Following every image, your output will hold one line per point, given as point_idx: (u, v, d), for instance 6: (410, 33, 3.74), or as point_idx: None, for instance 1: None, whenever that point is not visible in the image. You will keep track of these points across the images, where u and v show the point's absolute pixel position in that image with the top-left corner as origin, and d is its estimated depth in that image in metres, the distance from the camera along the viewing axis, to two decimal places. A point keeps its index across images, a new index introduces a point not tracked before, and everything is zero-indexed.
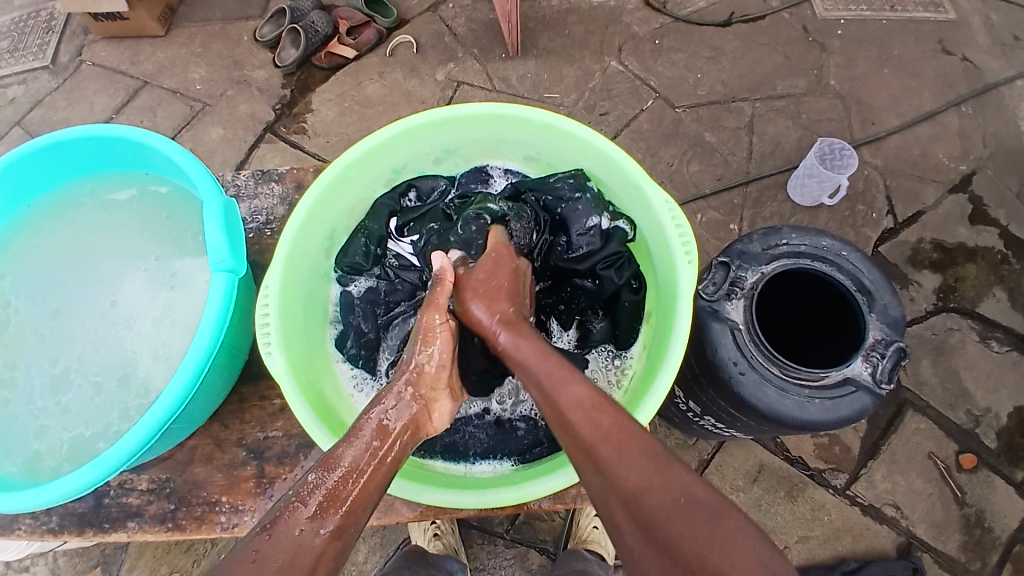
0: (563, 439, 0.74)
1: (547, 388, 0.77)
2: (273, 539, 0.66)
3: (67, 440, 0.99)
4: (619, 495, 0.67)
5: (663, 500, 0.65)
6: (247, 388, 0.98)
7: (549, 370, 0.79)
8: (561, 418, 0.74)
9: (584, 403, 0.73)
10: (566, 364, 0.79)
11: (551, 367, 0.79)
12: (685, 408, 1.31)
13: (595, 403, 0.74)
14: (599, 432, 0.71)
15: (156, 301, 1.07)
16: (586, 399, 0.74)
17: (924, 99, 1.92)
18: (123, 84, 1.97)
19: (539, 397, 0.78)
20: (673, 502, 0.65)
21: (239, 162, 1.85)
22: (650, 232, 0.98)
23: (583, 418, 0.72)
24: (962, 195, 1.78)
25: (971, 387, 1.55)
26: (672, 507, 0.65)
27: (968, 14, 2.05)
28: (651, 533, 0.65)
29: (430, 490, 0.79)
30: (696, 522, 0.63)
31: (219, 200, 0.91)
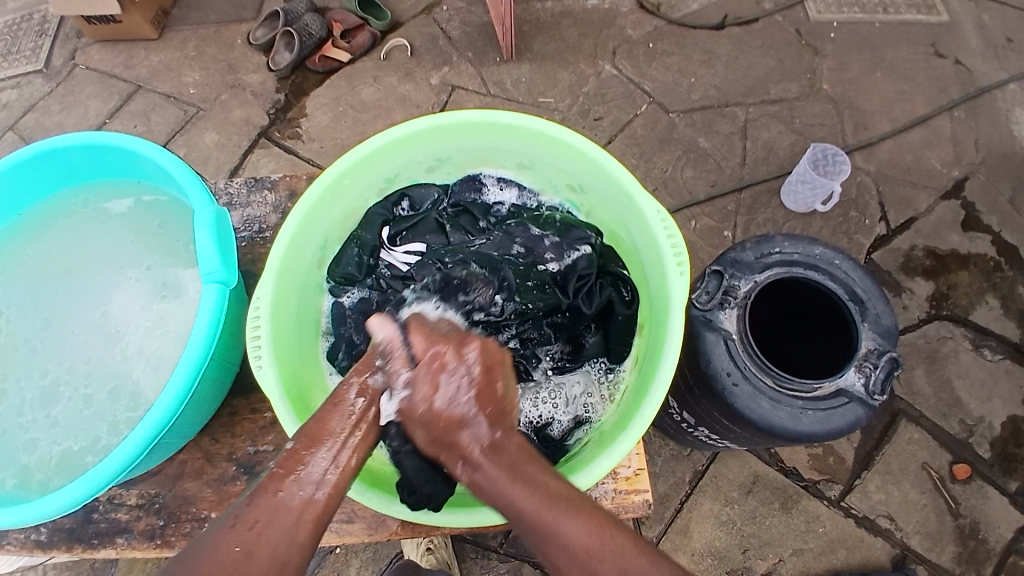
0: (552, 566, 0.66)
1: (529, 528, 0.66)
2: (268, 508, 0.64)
3: (57, 453, 0.98)
4: None
5: None
6: (237, 402, 0.97)
7: (530, 506, 0.67)
8: (549, 556, 0.66)
9: (579, 551, 0.64)
10: (547, 497, 0.67)
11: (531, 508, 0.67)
12: (679, 417, 1.31)
13: (585, 542, 0.65)
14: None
15: (147, 312, 1.06)
16: (580, 543, 0.65)
17: (917, 104, 1.93)
18: (115, 88, 1.95)
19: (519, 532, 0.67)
20: None
21: (232, 168, 1.84)
22: (642, 243, 0.97)
23: (572, 559, 0.64)
24: (956, 202, 1.79)
25: (965, 395, 1.56)
26: None
27: (962, 17, 2.05)
28: None
29: (429, 511, 0.78)
30: None
31: (208, 211, 0.90)
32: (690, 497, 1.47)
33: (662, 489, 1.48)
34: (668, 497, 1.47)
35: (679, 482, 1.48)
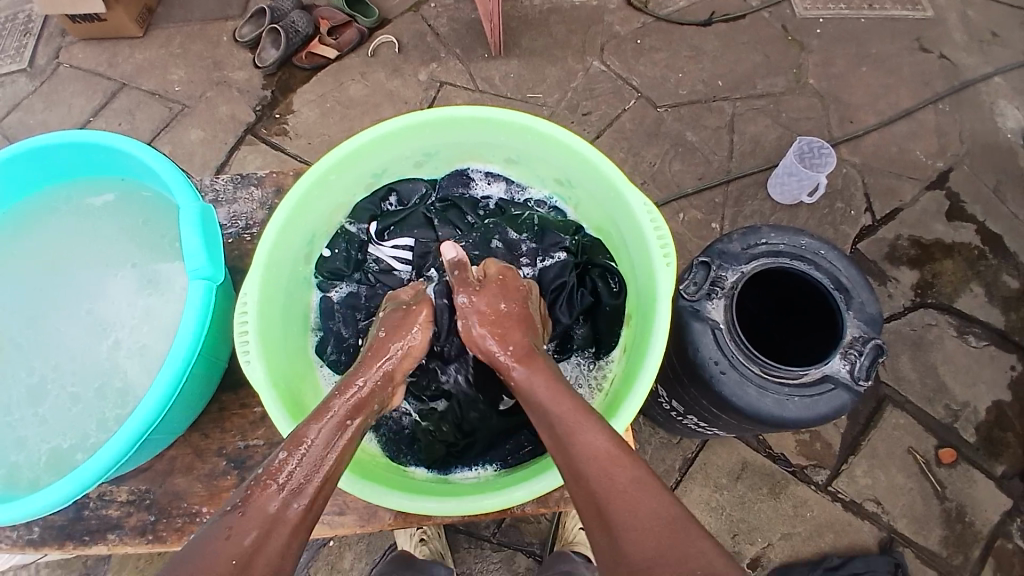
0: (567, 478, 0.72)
1: (560, 429, 0.75)
2: (248, 515, 0.67)
3: (45, 451, 0.98)
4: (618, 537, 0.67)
5: (658, 544, 0.65)
6: (227, 397, 0.97)
7: (564, 412, 0.76)
8: (570, 462, 0.72)
9: (599, 456, 0.71)
10: (582, 408, 0.77)
11: (562, 400, 0.78)
12: (668, 406, 1.32)
13: (609, 456, 0.71)
14: (612, 489, 0.69)
15: (134, 308, 1.05)
16: (602, 451, 0.71)
17: (901, 97, 1.95)
18: (100, 86, 1.94)
19: (549, 439, 0.76)
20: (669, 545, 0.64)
21: (220, 165, 1.83)
22: (630, 236, 0.98)
23: (592, 466, 0.70)
24: (940, 192, 1.81)
25: (950, 381, 1.58)
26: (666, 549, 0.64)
27: (945, 11, 2.08)
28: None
29: (428, 500, 0.78)
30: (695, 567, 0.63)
31: (195, 207, 0.90)
32: (680, 485, 1.48)
33: None
34: None
35: (670, 470, 1.49)
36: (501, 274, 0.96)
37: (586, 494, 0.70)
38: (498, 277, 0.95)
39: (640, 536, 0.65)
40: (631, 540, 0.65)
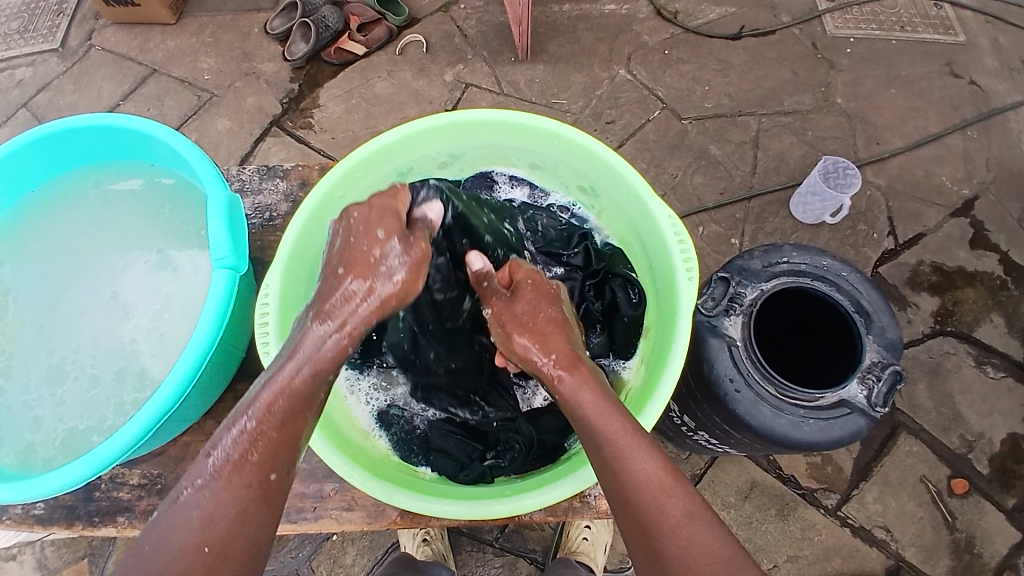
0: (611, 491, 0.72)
1: (609, 451, 0.72)
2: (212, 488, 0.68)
3: (61, 431, 0.98)
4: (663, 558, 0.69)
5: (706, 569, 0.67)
6: (242, 386, 0.97)
7: (615, 434, 0.72)
8: (617, 480, 0.71)
9: (650, 483, 0.70)
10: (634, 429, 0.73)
11: (610, 418, 0.73)
12: (679, 421, 1.31)
13: (661, 482, 0.71)
14: (663, 520, 0.69)
15: (155, 295, 1.06)
16: (653, 478, 0.71)
17: (930, 120, 1.93)
18: (131, 71, 1.96)
19: (592, 449, 0.74)
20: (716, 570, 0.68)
21: (244, 155, 1.85)
22: (653, 248, 0.97)
23: (643, 490, 0.70)
24: (964, 219, 1.78)
25: (966, 411, 1.56)
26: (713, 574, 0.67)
27: (978, 36, 2.05)
28: None
29: (440, 503, 0.77)
30: None
31: (222, 196, 0.90)
32: None
33: None
34: None
35: None
36: (531, 276, 0.87)
37: (634, 519, 0.71)
38: (529, 281, 0.86)
39: (690, 568, 0.68)
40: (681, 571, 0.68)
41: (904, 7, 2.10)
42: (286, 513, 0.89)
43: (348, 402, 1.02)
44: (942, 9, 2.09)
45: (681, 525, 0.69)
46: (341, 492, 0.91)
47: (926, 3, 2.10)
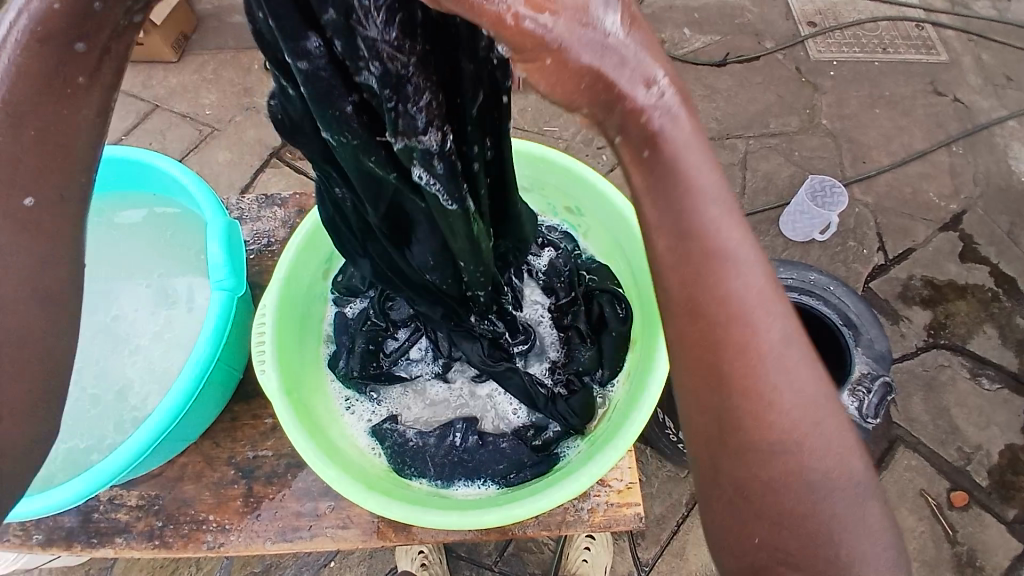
0: (686, 297, 0.52)
1: (694, 245, 0.52)
2: None
3: (61, 451, 0.99)
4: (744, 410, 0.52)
5: (799, 437, 0.52)
6: (239, 407, 0.99)
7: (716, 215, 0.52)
8: (693, 294, 0.52)
9: (750, 295, 0.52)
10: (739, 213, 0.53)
11: (710, 200, 0.52)
12: (676, 438, 1.31)
13: (760, 298, 0.52)
14: (753, 350, 0.52)
15: (156, 317, 1.09)
16: (752, 292, 0.52)
17: (916, 137, 1.97)
18: (133, 107, 2.02)
19: (667, 246, 0.52)
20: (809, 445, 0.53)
21: (244, 186, 1.89)
22: (636, 264, 1.00)
23: (736, 304, 0.52)
24: (953, 233, 1.81)
25: (963, 423, 1.56)
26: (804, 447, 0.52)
27: (960, 55, 2.13)
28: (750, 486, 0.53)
29: (429, 512, 0.78)
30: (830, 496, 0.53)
31: (221, 221, 0.94)
32: (687, 520, 1.45)
33: (658, 511, 1.46)
34: (665, 521, 1.46)
35: (676, 504, 1.47)
36: None
37: (707, 346, 0.52)
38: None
39: (774, 418, 0.52)
40: (754, 407, 0.52)
41: (886, 29, 2.18)
42: (283, 532, 0.90)
43: (343, 419, 1.00)
44: (925, 29, 2.18)
45: (777, 356, 0.52)
46: (337, 510, 0.92)
47: (908, 24, 2.19)
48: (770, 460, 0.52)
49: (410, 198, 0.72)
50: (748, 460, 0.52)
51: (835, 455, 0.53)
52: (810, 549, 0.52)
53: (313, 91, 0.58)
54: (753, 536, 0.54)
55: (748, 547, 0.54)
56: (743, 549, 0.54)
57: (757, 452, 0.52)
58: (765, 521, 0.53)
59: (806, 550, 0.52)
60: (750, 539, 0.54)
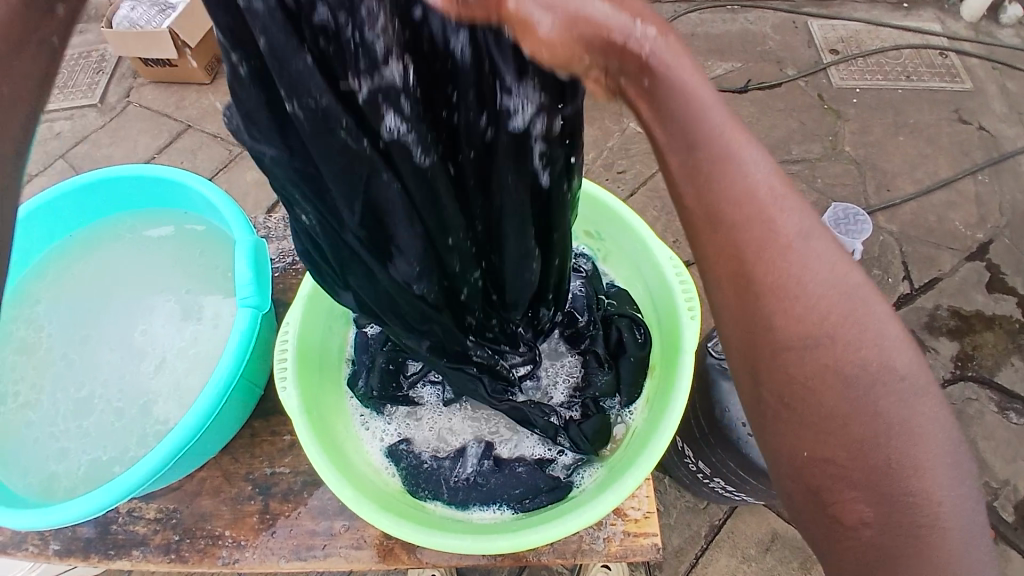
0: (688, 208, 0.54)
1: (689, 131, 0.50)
2: None
3: (84, 462, 1.00)
4: (767, 334, 0.54)
5: (831, 341, 0.53)
6: (259, 423, 1.00)
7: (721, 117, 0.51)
8: (710, 206, 0.52)
9: (758, 193, 0.52)
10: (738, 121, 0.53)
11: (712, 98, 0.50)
12: (694, 467, 1.29)
13: (772, 193, 0.53)
14: (769, 245, 0.52)
15: (182, 333, 1.10)
16: (761, 189, 0.52)
17: (941, 166, 1.95)
18: (167, 127, 2.11)
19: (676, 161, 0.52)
20: (841, 352, 0.54)
21: (271, 205, 1.94)
22: (655, 289, 1.00)
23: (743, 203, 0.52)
24: (980, 263, 1.78)
25: (990, 457, 1.52)
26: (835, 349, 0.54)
27: (985, 83, 2.12)
28: (793, 398, 0.55)
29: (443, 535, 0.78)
30: (869, 398, 0.53)
31: (249, 240, 0.96)
32: (705, 553, 1.42)
33: (676, 542, 1.44)
34: (683, 553, 1.43)
35: (695, 536, 1.44)
36: None
37: (728, 256, 0.53)
38: None
39: (796, 307, 0.53)
40: (780, 314, 0.53)
41: (910, 57, 2.18)
42: (297, 550, 0.90)
43: (360, 437, 1.00)
44: (949, 57, 2.18)
45: (796, 255, 0.53)
46: (351, 530, 0.92)
47: (932, 52, 2.19)
48: (802, 360, 0.53)
49: (381, 182, 0.63)
50: (780, 365, 0.54)
51: (872, 347, 0.54)
52: (861, 453, 0.53)
53: (267, 40, 0.50)
54: (802, 451, 0.55)
55: (802, 465, 0.56)
56: (797, 465, 0.56)
57: (791, 353, 0.53)
58: (811, 429, 0.54)
59: (856, 457, 0.53)
60: (801, 454, 0.55)
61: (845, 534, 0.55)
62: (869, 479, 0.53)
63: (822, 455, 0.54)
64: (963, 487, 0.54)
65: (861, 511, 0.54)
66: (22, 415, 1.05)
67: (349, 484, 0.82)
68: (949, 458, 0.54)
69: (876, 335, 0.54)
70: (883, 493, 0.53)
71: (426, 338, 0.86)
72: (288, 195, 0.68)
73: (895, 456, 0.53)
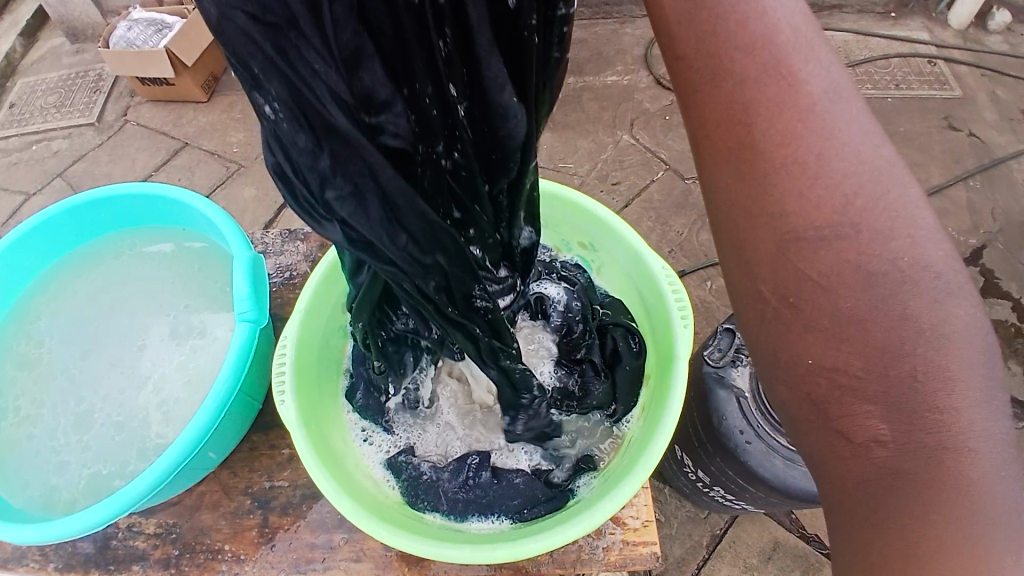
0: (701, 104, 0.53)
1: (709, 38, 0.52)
2: None
3: (84, 476, 1.00)
4: (776, 214, 0.51)
5: (850, 229, 0.50)
6: (258, 437, 1.00)
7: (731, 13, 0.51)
8: (712, 82, 0.52)
9: (785, 71, 0.51)
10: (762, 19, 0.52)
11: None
12: (694, 476, 1.29)
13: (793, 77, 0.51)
14: (776, 121, 0.51)
15: (181, 347, 1.11)
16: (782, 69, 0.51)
17: (932, 173, 1.97)
18: (165, 144, 2.13)
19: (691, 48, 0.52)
20: (863, 246, 0.50)
21: (269, 221, 1.95)
22: (648, 297, 1.01)
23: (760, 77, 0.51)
24: (973, 268, 1.80)
25: None
26: (859, 245, 0.50)
27: (974, 91, 2.14)
28: (801, 291, 0.51)
29: (443, 546, 0.78)
30: (895, 297, 0.49)
31: (247, 255, 0.97)
32: (707, 563, 1.42)
33: (678, 552, 1.44)
34: (685, 563, 1.42)
35: (696, 546, 1.44)
36: None
37: (728, 139, 0.52)
38: None
39: (810, 194, 0.50)
40: (786, 188, 0.51)
41: (899, 66, 2.21)
42: (297, 564, 0.90)
43: (359, 450, 1.01)
44: (938, 65, 2.21)
45: (820, 122, 0.51)
46: (351, 542, 0.92)
47: (921, 61, 2.22)
48: (819, 251, 0.50)
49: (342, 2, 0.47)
50: (789, 254, 0.51)
51: (903, 239, 0.50)
52: (880, 360, 0.48)
53: None
54: (808, 359, 0.51)
55: (804, 374, 0.51)
56: (798, 374, 0.52)
57: (805, 243, 0.50)
58: (818, 331, 0.50)
59: (872, 367, 0.48)
60: (804, 360, 0.51)
61: (852, 452, 0.49)
62: (887, 389, 0.48)
63: (834, 358, 0.50)
64: (1002, 418, 0.47)
65: (875, 424, 0.48)
66: (23, 430, 1.05)
67: (347, 496, 0.82)
68: (985, 370, 0.48)
69: (910, 224, 0.50)
70: (904, 404, 0.47)
71: (431, 277, 0.66)
72: (237, 73, 0.49)
73: (926, 363, 0.47)
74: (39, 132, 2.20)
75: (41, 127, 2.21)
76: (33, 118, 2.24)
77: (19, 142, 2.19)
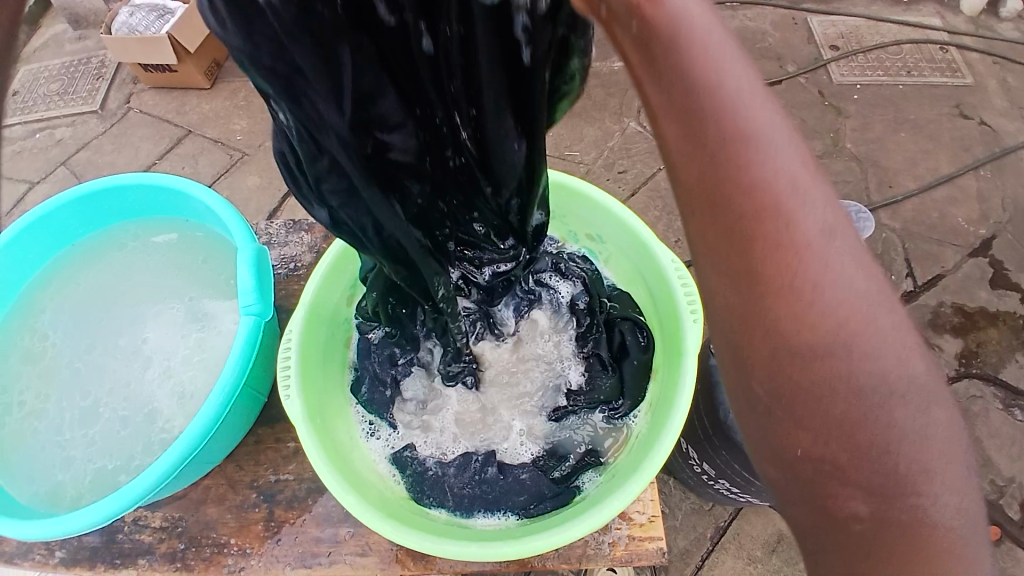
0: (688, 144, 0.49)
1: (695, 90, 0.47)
2: None
3: (90, 471, 1.00)
4: (772, 313, 0.49)
5: (845, 331, 0.48)
6: (263, 430, 1.00)
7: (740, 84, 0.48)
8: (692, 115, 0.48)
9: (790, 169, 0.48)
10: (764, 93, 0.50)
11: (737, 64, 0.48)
12: (699, 469, 1.28)
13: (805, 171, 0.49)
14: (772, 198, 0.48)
15: (185, 340, 1.11)
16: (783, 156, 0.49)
17: (942, 162, 1.95)
18: (168, 132, 2.12)
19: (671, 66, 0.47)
20: (857, 348, 0.49)
21: (272, 210, 1.94)
22: (656, 290, 1.00)
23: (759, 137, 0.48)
24: (982, 259, 1.78)
25: (996, 455, 1.51)
26: (851, 349, 0.49)
27: (985, 78, 2.11)
28: (791, 384, 0.50)
29: (449, 543, 0.78)
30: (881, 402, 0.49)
31: (251, 248, 0.96)
32: (711, 555, 1.42)
33: (682, 544, 1.44)
34: (689, 555, 1.43)
35: (700, 538, 1.44)
36: None
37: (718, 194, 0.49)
38: None
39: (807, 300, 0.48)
40: (786, 288, 0.48)
41: (910, 52, 2.17)
42: (302, 558, 0.91)
43: (364, 443, 1.01)
44: (950, 52, 2.17)
45: (820, 250, 0.48)
46: (356, 537, 0.92)
47: (932, 48, 2.18)
48: (814, 363, 0.49)
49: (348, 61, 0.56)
50: (784, 358, 0.49)
51: (891, 357, 0.49)
52: (862, 458, 0.49)
53: None
54: (798, 448, 0.51)
55: (793, 461, 0.51)
56: (787, 460, 0.52)
57: (798, 356, 0.49)
58: (808, 430, 0.50)
59: (855, 460, 0.49)
60: (792, 451, 0.51)
61: (832, 529, 0.51)
62: (870, 483, 0.49)
63: (823, 452, 0.50)
64: (965, 503, 0.50)
65: (854, 508, 0.50)
66: (28, 425, 1.05)
67: (354, 492, 0.82)
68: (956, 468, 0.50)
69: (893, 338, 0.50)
70: (885, 495, 0.49)
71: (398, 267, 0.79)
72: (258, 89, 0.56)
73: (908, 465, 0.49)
74: (42, 120, 2.19)
75: (43, 115, 2.20)
76: (36, 106, 2.23)
77: (22, 130, 2.18)
